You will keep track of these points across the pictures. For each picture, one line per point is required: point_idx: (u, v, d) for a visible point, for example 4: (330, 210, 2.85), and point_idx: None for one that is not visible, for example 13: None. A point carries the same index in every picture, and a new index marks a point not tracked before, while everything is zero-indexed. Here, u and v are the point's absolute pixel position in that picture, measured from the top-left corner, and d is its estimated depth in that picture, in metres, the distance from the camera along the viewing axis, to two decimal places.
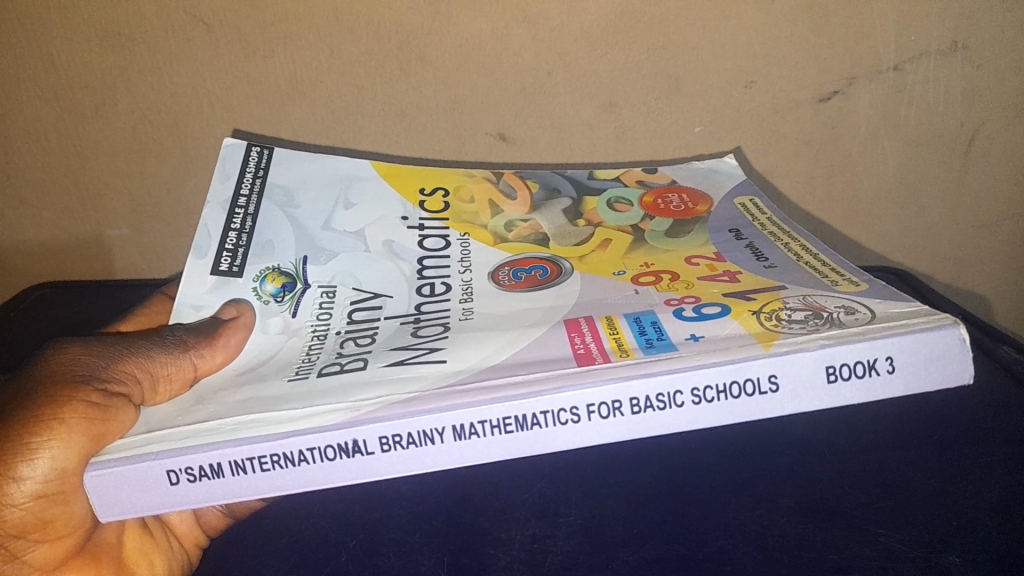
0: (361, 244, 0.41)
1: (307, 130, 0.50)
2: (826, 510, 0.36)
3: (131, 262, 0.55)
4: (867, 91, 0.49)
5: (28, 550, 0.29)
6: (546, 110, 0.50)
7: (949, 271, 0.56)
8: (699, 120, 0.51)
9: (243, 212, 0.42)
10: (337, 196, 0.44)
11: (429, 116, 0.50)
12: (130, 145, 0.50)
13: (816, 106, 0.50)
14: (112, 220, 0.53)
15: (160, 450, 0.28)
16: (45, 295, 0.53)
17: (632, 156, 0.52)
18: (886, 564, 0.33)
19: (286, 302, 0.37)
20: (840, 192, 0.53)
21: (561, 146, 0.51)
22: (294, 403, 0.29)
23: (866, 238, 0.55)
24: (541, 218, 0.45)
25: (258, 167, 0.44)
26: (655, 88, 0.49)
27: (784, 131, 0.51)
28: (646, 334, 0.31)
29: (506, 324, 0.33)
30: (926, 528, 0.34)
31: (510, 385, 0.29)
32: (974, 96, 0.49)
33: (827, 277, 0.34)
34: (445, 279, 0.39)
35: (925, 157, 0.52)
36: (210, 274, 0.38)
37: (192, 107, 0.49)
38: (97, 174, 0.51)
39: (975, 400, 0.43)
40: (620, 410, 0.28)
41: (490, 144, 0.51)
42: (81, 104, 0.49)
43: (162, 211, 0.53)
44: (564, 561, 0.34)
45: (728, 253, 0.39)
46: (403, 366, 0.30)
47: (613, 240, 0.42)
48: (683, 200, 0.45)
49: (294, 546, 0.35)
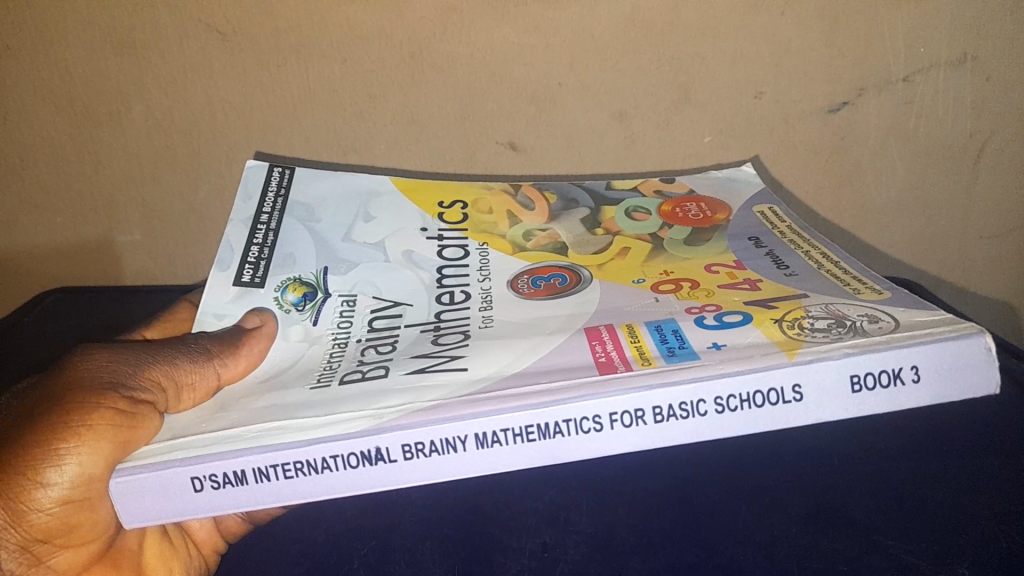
0: (381, 255, 0.42)
1: (319, 138, 0.50)
2: (834, 519, 0.36)
3: (148, 267, 0.56)
4: (876, 103, 0.49)
5: (53, 555, 0.29)
6: (556, 120, 0.50)
7: (965, 278, 0.56)
8: (709, 129, 0.50)
9: (264, 227, 0.42)
10: (357, 210, 0.45)
11: (442, 124, 0.50)
12: (145, 152, 0.51)
13: (825, 116, 0.50)
14: (125, 225, 0.54)
15: (185, 457, 0.28)
16: (63, 300, 0.54)
17: (642, 166, 0.52)
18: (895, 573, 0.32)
19: (307, 310, 0.37)
20: (852, 201, 0.53)
21: (571, 155, 0.51)
22: (317, 411, 0.29)
23: (879, 246, 0.55)
24: (559, 228, 0.45)
25: (279, 187, 0.44)
26: (665, 98, 0.49)
27: (794, 141, 0.51)
28: (666, 342, 0.31)
29: (526, 332, 0.33)
30: (936, 538, 0.34)
31: (533, 393, 0.29)
32: (982, 107, 0.49)
33: (849, 285, 0.34)
34: (464, 288, 0.39)
35: (936, 167, 0.51)
36: (232, 284, 0.39)
37: (207, 115, 0.49)
38: (110, 180, 0.52)
39: (993, 408, 0.42)
40: (642, 418, 0.28)
41: (501, 153, 0.51)
42: (97, 110, 0.49)
43: (174, 216, 0.53)
44: (574, 568, 0.34)
45: (748, 261, 0.38)
46: (424, 374, 0.30)
47: (632, 248, 0.42)
48: (702, 209, 0.45)
49: (306, 554, 0.36)
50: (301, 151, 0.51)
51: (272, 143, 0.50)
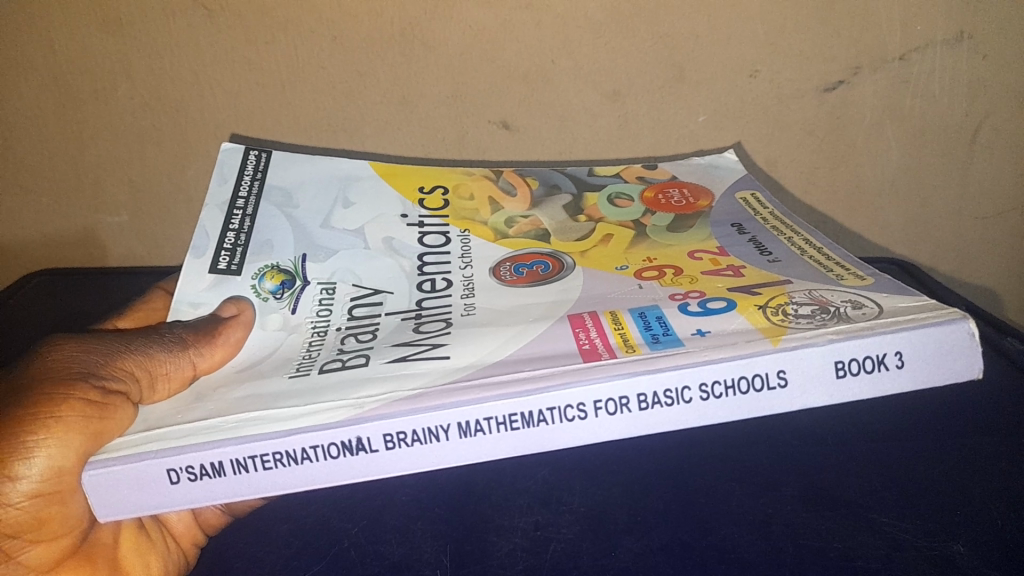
0: (361, 242, 0.41)
1: (308, 116, 0.49)
2: (829, 500, 0.36)
3: (127, 250, 0.54)
4: (871, 82, 0.49)
5: (23, 551, 0.28)
6: (550, 99, 0.49)
7: (952, 262, 0.56)
8: (703, 109, 0.50)
9: (241, 212, 0.41)
10: (335, 195, 0.44)
11: (434, 103, 0.49)
12: (128, 131, 0.50)
13: (820, 95, 0.50)
14: (111, 206, 0.53)
15: (160, 449, 0.27)
16: (38, 280, 0.53)
17: (635, 149, 0.52)
18: (890, 553, 0.32)
19: (285, 298, 0.37)
20: (843, 183, 0.53)
21: (565, 135, 0.51)
22: (296, 400, 0.28)
23: (866, 228, 0.55)
24: (541, 214, 0.44)
25: (256, 170, 0.43)
26: (661, 76, 0.49)
27: (788, 122, 0.51)
28: (651, 329, 0.30)
29: (508, 319, 0.33)
30: (934, 519, 0.34)
31: (517, 381, 0.28)
32: (978, 86, 0.49)
33: (832, 271, 0.34)
34: (445, 275, 0.38)
35: (929, 147, 0.52)
36: (208, 272, 0.38)
37: (192, 94, 0.48)
38: (94, 161, 0.51)
39: (984, 389, 0.42)
40: (627, 406, 0.28)
41: (494, 132, 0.50)
42: (81, 89, 0.48)
43: (161, 197, 0.52)
44: (567, 548, 0.34)
45: (731, 247, 0.38)
46: (405, 363, 0.30)
47: (615, 235, 0.41)
48: (684, 195, 0.45)
49: (295, 532, 0.36)
50: (289, 132, 0.50)
51: (261, 121, 0.49)
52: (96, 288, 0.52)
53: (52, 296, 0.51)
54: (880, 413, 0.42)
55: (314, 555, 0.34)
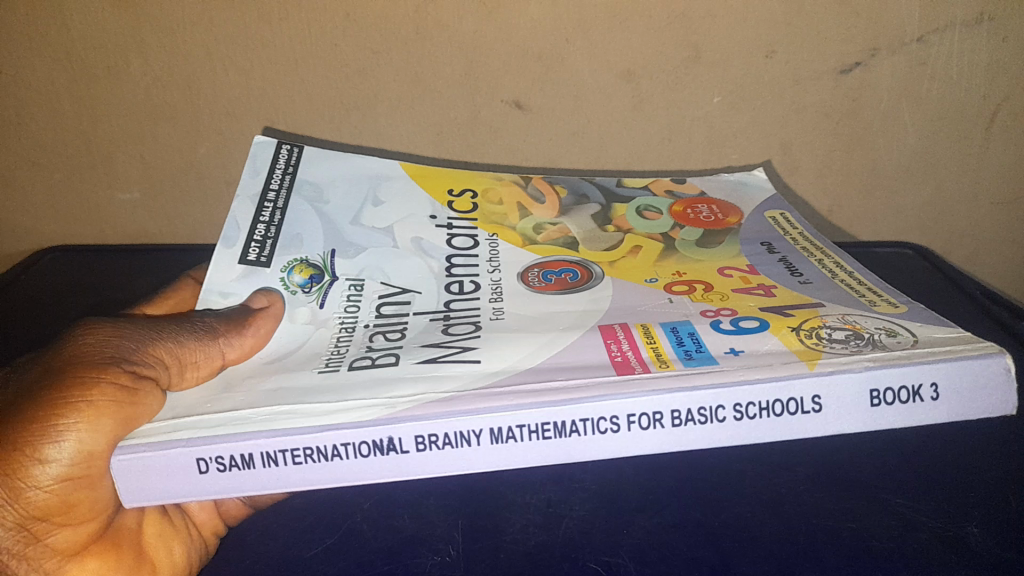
0: (391, 240, 0.41)
1: (324, 86, 0.49)
2: (842, 481, 0.36)
3: (144, 226, 0.55)
4: (888, 64, 0.49)
5: (51, 534, 0.28)
6: (563, 77, 0.49)
7: (964, 249, 0.56)
8: (719, 90, 0.50)
9: (272, 206, 0.41)
10: (366, 194, 0.44)
11: (448, 80, 0.49)
12: (142, 107, 0.50)
13: (837, 77, 0.50)
14: (124, 183, 0.53)
15: (190, 438, 0.27)
16: (57, 260, 0.53)
17: (649, 130, 0.52)
18: (904, 532, 0.33)
19: (314, 292, 0.37)
20: (860, 169, 0.53)
21: (577, 115, 0.51)
22: (327, 396, 0.28)
23: (880, 218, 0.55)
24: (570, 222, 0.44)
25: (287, 164, 0.43)
26: (676, 55, 0.49)
27: (805, 104, 0.51)
28: (682, 345, 0.30)
29: (540, 326, 0.33)
30: (945, 499, 0.34)
31: (550, 390, 0.28)
32: (998, 69, 0.49)
33: (864, 297, 0.34)
34: (474, 278, 0.38)
35: (947, 134, 0.52)
36: (238, 262, 0.38)
37: (205, 70, 0.48)
38: (108, 137, 0.51)
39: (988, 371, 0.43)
40: (660, 421, 0.28)
41: (505, 111, 0.50)
42: (94, 64, 0.48)
43: (176, 176, 0.53)
44: (578, 525, 0.34)
45: (761, 266, 0.38)
46: (436, 365, 0.30)
47: (644, 246, 0.41)
48: (713, 211, 0.45)
49: (309, 505, 0.36)
50: (303, 107, 0.50)
51: (275, 94, 0.49)
52: (115, 268, 0.52)
53: (67, 275, 0.52)
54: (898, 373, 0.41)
55: (325, 529, 0.34)
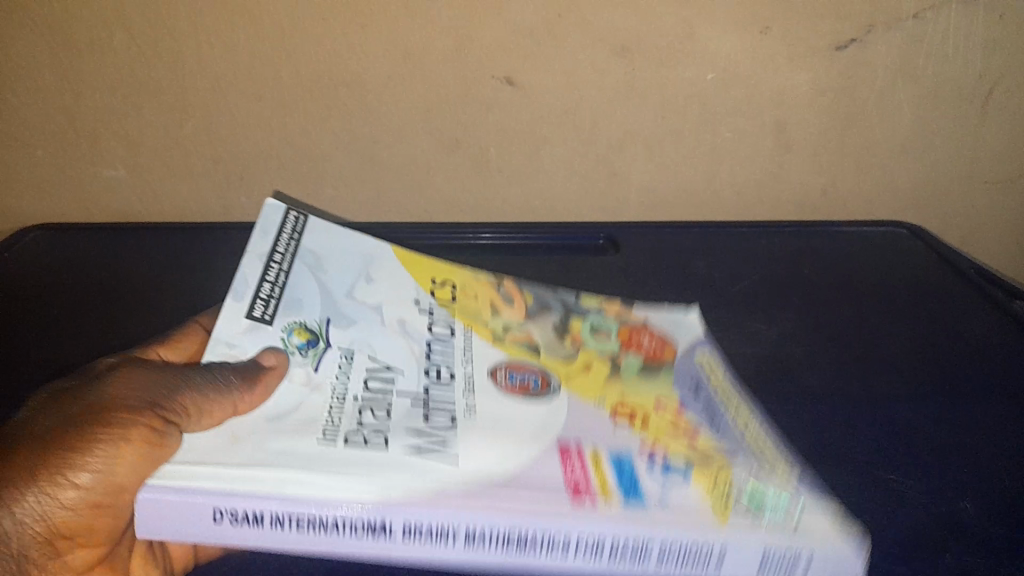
0: (376, 318, 0.39)
1: (310, 64, 0.49)
2: (834, 458, 0.36)
3: (129, 206, 0.54)
4: (885, 40, 0.49)
5: (70, 552, 0.28)
6: (558, 53, 0.49)
7: (960, 230, 0.58)
8: (712, 68, 0.50)
9: (279, 266, 0.39)
10: (358, 271, 0.42)
11: (445, 49, 0.49)
12: (128, 85, 0.50)
13: (834, 54, 0.50)
14: (110, 161, 0.53)
15: (210, 490, 0.28)
16: (41, 238, 0.52)
17: (642, 114, 0.52)
18: (897, 509, 0.33)
19: (310, 356, 0.35)
20: (850, 148, 0.54)
21: (569, 94, 0.51)
22: (349, 469, 0.28)
23: (871, 198, 0.56)
24: (538, 328, 0.41)
25: (292, 232, 0.41)
26: (669, 31, 0.48)
27: (800, 82, 0.51)
28: (623, 475, 0.30)
29: (504, 436, 0.32)
30: (942, 480, 0.35)
31: (539, 503, 0.28)
32: (993, 47, 0.50)
33: (757, 448, 0.32)
34: (449, 368, 0.36)
35: (941, 117, 0.52)
36: (243, 317, 0.36)
37: (191, 43, 0.48)
38: (92, 114, 0.51)
39: (977, 360, 0.43)
40: (600, 546, 0.28)
41: (498, 88, 0.50)
42: (79, 37, 0.48)
43: (162, 156, 0.52)
44: None
45: (688, 403, 0.36)
46: (421, 458, 0.29)
47: (597, 364, 0.38)
48: (657, 337, 0.41)
49: None
50: (291, 81, 0.50)
51: (267, 66, 0.49)
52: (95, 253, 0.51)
53: (50, 258, 0.50)
54: (897, 373, 0.42)
55: None
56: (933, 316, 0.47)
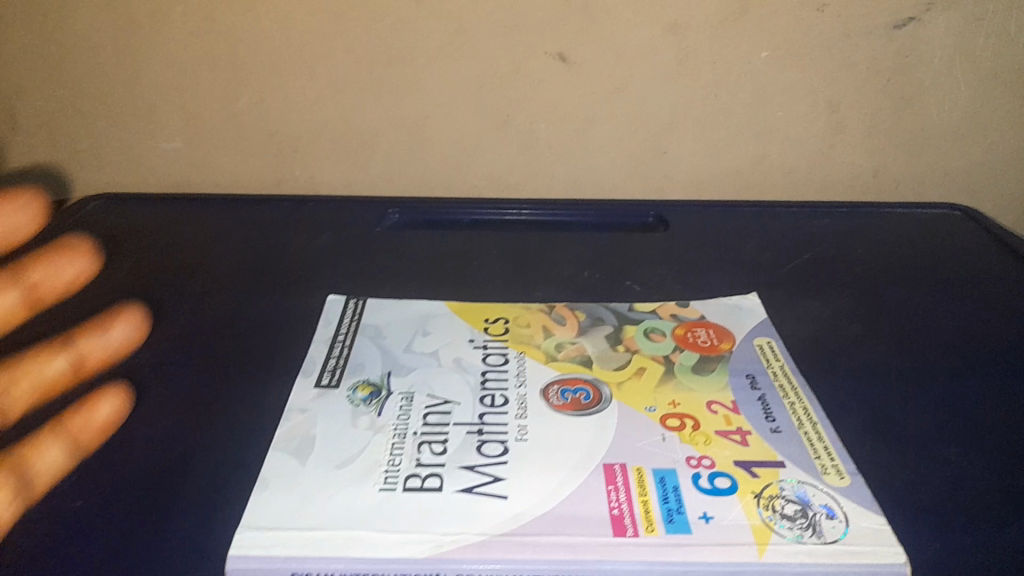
0: (434, 360, 0.37)
1: (351, 58, 0.49)
2: (887, 426, 0.33)
3: (185, 176, 0.54)
4: (943, 18, 0.47)
5: None
6: (607, 33, 0.48)
7: (1013, 211, 0.56)
8: (767, 44, 0.48)
9: (343, 340, 0.38)
10: (419, 324, 0.40)
11: (491, 34, 0.48)
12: (184, 59, 0.49)
13: (890, 33, 0.48)
14: (166, 131, 0.52)
15: (288, 555, 0.27)
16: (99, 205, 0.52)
17: (694, 91, 0.50)
18: (959, 484, 0.30)
19: (374, 404, 0.34)
20: (909, 125, 0.52)
21: (619, 69, 0.49)
22: (390, 528, 0.28)
23: (925, 177, 0.54)
24: (588, 339, 0.38)
25: (355, 312, 0.41)
26: (722, 8, 0.47)
27: (854, 60, 0.49)
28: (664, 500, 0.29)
29: (558, 458, 0.31)
30: (1000, 450, 0.32)
31: (582, 544, 0.27)
32: None
33: (812, 458, 0.31)
34: (503, 389, 0.35)
35: (1000, 92, 0.50)
36: (313, 386, 0.35)
37: (246, 21, 0.48)
38: (152, 87, 0.50)
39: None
40: None
41: (549, 64, 0.49)
42: (138, 11, 0.47)
43: (216, 128, 0.52)
44: None
45: (746, 402, 0.34)
46: (471, 497, 0.29)
47: (649, 368, 0.36)
48: (710, 334, 0.39)
49: None
50: (343, 60, 0.49)
51: (317, 48, 0.49)
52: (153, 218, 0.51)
53: (105, 225, 0.50)
54: (963, 334, 0.40)
55: None
56: (986, 289, 0.44)
